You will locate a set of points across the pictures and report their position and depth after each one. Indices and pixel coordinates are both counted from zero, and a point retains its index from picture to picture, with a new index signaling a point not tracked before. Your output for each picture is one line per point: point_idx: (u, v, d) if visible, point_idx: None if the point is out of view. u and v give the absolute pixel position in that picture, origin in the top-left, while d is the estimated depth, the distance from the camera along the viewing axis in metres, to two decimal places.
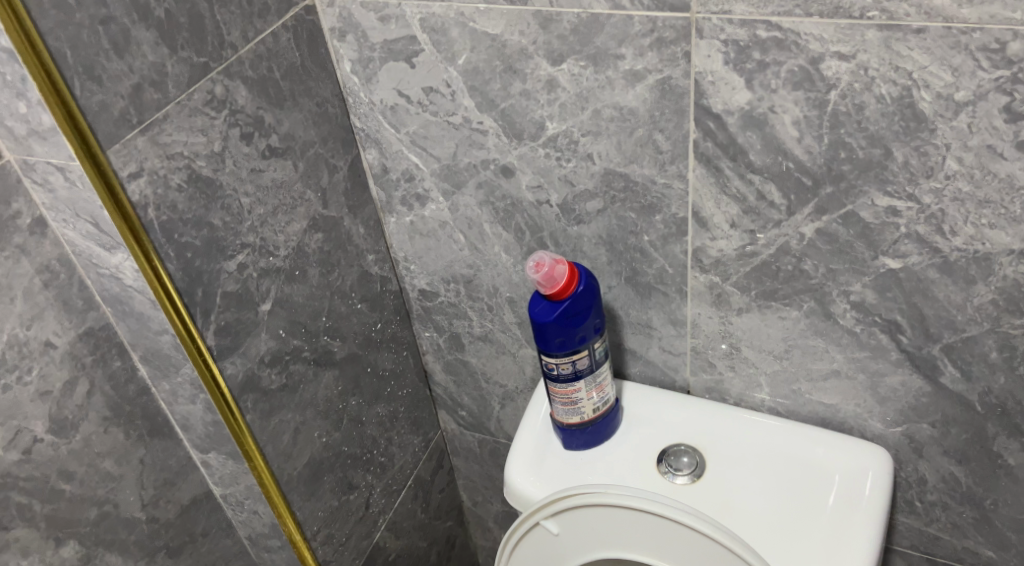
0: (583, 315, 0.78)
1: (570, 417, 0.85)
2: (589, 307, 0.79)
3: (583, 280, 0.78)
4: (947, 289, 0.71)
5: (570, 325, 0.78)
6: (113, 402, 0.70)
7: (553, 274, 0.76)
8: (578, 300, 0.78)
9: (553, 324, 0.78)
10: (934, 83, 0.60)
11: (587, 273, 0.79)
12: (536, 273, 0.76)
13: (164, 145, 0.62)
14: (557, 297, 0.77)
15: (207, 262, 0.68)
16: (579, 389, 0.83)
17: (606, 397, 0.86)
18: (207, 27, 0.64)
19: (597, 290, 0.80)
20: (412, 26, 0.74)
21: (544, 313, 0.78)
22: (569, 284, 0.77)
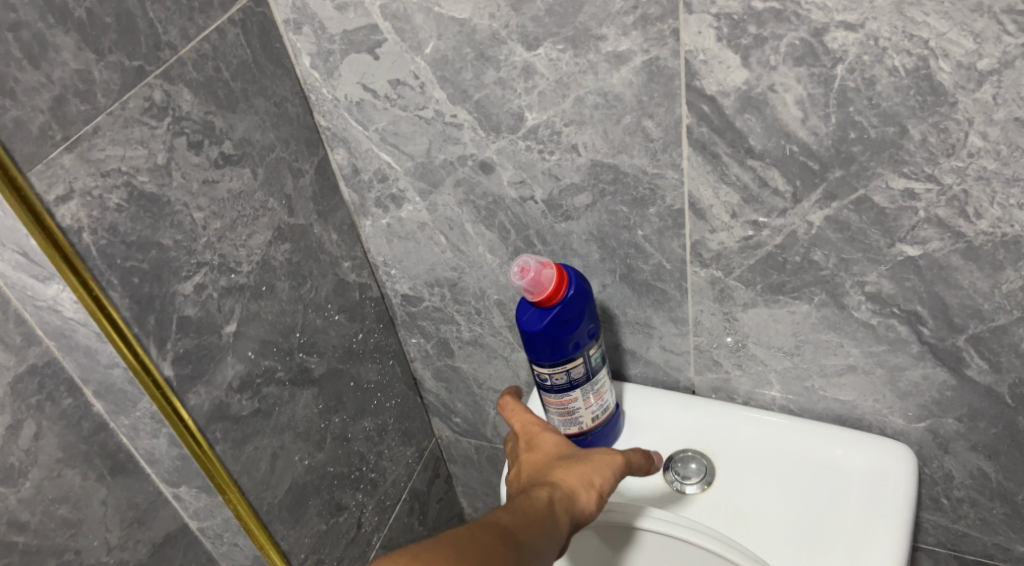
0: (575, 321, 0.72)
1: (568, 429, 0.79)
2: (582, 313, 0.73)
3: (573, 284, 0.72)
4: (973, 276, 0.64)
5: (561, 333, 0.72)
6: (66, 442, 0.64)
7: (541, 279, 0.70)
8: (569, 306, 0.72)
9: (543, 332, 0.72)
10: (954, 52, 0.54)
11: (580, 277, 0.74)
12: (521, 278, 0.70)
13: (96, 161, 0.56)
14: (546, 303, 0.71)
15: (158, 285, 0.62)
16: (575, 398, 0.76)
17: (605, 406, 0.79)
18: (140, 27, 0.58)
19: (590, 294, 0.74)
20: (373, 14, 0.68)
21: (532, 322, 0.72)
22: (558, 289, 0.71)
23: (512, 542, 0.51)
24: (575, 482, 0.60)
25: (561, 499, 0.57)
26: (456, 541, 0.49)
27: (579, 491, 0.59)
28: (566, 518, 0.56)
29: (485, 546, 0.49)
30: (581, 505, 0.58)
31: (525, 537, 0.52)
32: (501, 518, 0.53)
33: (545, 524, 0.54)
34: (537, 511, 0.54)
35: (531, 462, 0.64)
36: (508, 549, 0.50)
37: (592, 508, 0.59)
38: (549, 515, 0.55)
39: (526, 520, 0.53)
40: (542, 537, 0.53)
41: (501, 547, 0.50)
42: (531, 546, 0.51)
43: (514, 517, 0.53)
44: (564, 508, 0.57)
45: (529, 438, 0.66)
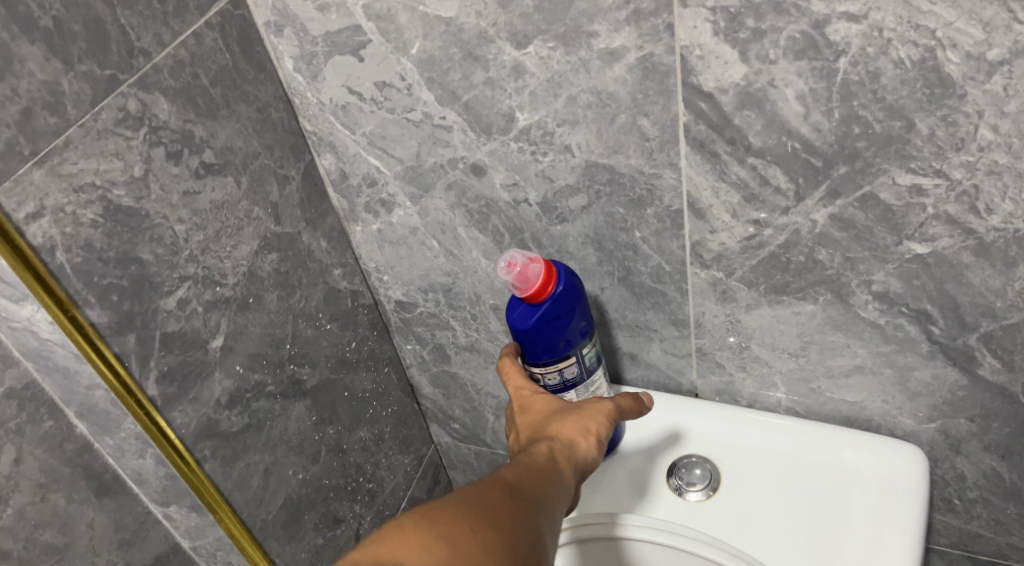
0: (565, 318, 0.70)
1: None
2: (572, 310, 0.70)
3: (563, 279, 0.69)
4: (985, 273, 0.62)
5: (551, 331, 0.70)
6: (48, 466, 0.61)
7: (527, 273, 0.68)
8: (559, 303, 0.69)
9: (532, 330, 0.69)
10: (962, 42, 0.51)
11: (572, 273, 0.71)
12: (507, 274, 0.68)
13: (68, 176, 0.54)
14: (534, 299, 0.69)
15: (139, 302, 0.60)
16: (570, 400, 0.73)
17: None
18: (111, 34, 0.55)
19: (581, 291, 0.71)
20: (356, 14, 0.65)
21: (522, 319, 0.70)
22: (546, 285, 0.68)
23: (519, 493, 0.51)
24: (573, 432, 0.62)
25: (561, 450, 0.59)
26: (462, 495, 0.50)
27: (578, 440, 0.61)
28: (568, 466, 0.58)
29: (493, 497, 0.50)
30: (581, 453, 0.60)
31: (530, 488, 0.53)
32: (504, 473, 0.53)
33: (551, 472, 0.56)
34: (541, 462, 0.56)
35: (527, 421, 0.65)
36: (515, 499, 0.51)
37: (592, 456, 0.61)
38: (551, 466, 0.57)
39: (530, 474, 0.54)
40: (548, 487, 0.54)
41: (509, 498, 0.50)
42: (538, 496, 0.53)
43: (517, 472, 0.54)
44: (567, 457, 0.59)
45: (522, 401, 0.68)
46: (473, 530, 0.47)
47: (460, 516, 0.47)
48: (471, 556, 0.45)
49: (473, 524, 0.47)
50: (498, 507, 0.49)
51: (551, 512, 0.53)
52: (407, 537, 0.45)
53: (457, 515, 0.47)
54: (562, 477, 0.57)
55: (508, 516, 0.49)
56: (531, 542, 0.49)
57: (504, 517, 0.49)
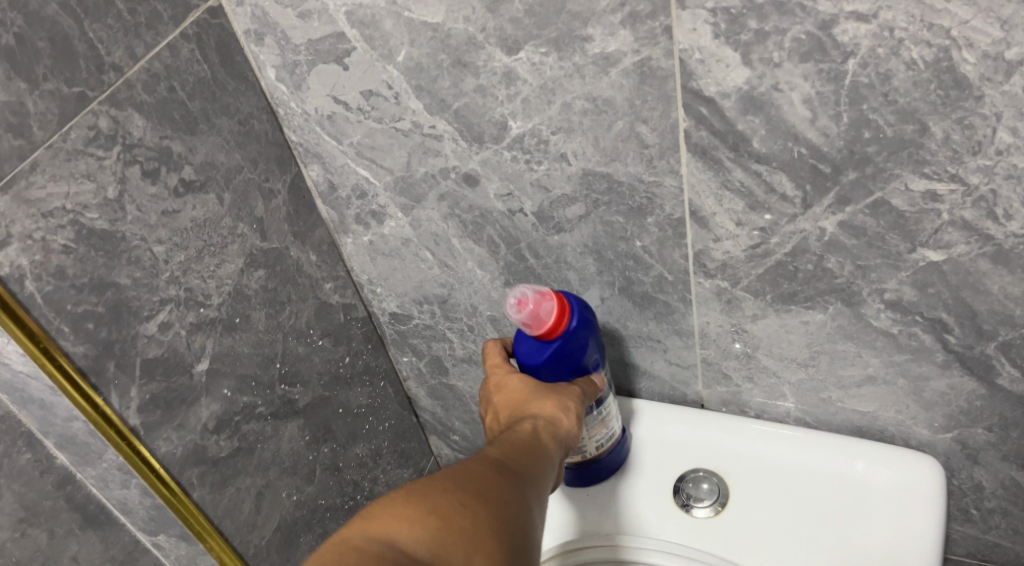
0: (578, 354, 0.66)
1: (573, 458, 0.75)
2: (585, 346, 0.67)
3: (576, 314, 0.66)
4: (1003, 281, 0.59)
5: (565, 368, 0.66)
6: (28, 500, 0.59)
7: (541, 311, 0.64)
8: (572, 339, 0.66)
9: (543, 367, 0.65)
10: (978, 41, 0.48)
11: (582, 306, 0.68)
12: (520, 312, 0.64)
13: (35, 201, 0.51)
14: (547, 337, 0.65)
15: (117, 329, 0.57)
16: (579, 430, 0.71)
17: (609, 433, 0.74)
18: (79, 50, 0.53)
19: (592, 325, 0.68)
20: (339, 21, 0.62)
21: (532, 356, 0.66)
22: (560, 322, 0.65)
23: (505, 469, 0.52)
24: (552, 409, 0.62)
25: (543, 427, 0.59)
26: (450, 472, 0.50)
27: (558, 417, 0.61)
28: (552, 442, 0.58)
29: (480, 473, 0.51)
30: (563, 430, 0.61)
31: (516, 464, 0.53)
32: (491, 453, 0.54)
33: (534, 449, 0.56)
34: (525, 440, 0.57)
35: (505, 400, 0.64)
36: (502, 473, 0.51)
37: (572, 431, 0.62)
38: (536, 442, 0.57)
39: (516, 451, 0.55)
40: (535, 462, 0.55)
41: (496, 473, 0.51)
42: (525, 470, 0.53)
43: (502, 449, 0.55)
44: (548, 435, 0.59)
45: (498, 379, 0.66)
46: (463, 503, 0.48)
47: (449, 492, 0.48)
48: (463, 528, 0.46)
49: (462, 499, 0.48)
50: (486, 481, 0.50)
51: (539, 487, 0.53)
52: (397, 514, 0.46)
53: (446, 490, 0.48)
54: (548, 453, 0.57)
55: (496, 490, 0.50)
56: (520, 514, 0.49)
57: (492, 491, 0.49)
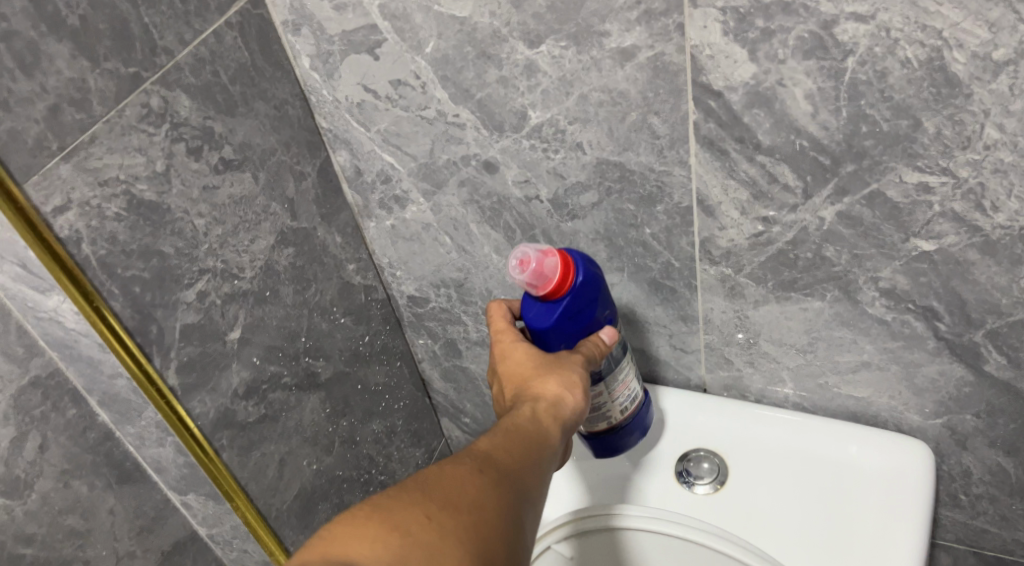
0: (587, 310, 0.67)
1: (597, 425, 0.76)
2: (594, 301, 0.68)
3: (581, 270, 0.67)
4: (990, 271, 0.63)
5: (574, 325, 0.67)
6: (72, 454, 0.63)
7: (544, 268, 0.65)
8: (579, 295, 0.67)
9: (553, 328, 0.67)
10: (968, 42, 0.52)
11: (588, 262, 0.69)
12: (521, 271, 0.65)
13: (94, 170, 0.55)
14: (553, 295, 0.66)
15: (161, 295, 0.62)
16: (601, 390, 0.72)
17: (632, 395, 0.76)
18: (135, 34, 0.57)
19: (599, 279, 0.69)
20: (372, 13, 0.66)
21: (542, 319, 0.67)
22: (564, 278, 0.66)
23: (490, 470, 0.51)
24: (556, 388, 0.61)
25: (547, 408, 0.59)
26: (427, 478, 0.50)
27: (562, 397, 0.60)
28: (554, 426, 0.58)
29: (459, 477, 0.50)
30: (567, 409, 0.60)
31: (505, 462, 0.53)
32: (482, 448, 0.53)
33: (533, 439, 0.56)
34: (523, 432, 0.56)
35: (511, 370, 0.65)
36: (485, 477, 0.51)
37: (579, 409, 0.61)
38: (534, 432, 0.57)
39: (509, 445, 0.54)
40: (528, 456, 0.54)
41: (479, 476, 0.51)
42: (515, 468, 0.53)
43: (495, 444, 0.54)
44: (551, 417, 0.59)
45: (504, 344, 0.67)
46: (428, 518, 0.47)
47: (417, 505, 0.48)
48: (425, 546, 0.46)
49: (428, 513, 0.47)
50: (462, 488, 0.49)
51: (529, 484, 0.53)
52: (357, 533, 0.46)
53: (413, 504, 0.48)
54: (547, 442, 0.57)
55: (472, 499, 0.49)
56: (495, 527, 0.49)
57: (465, 500, 0.49)
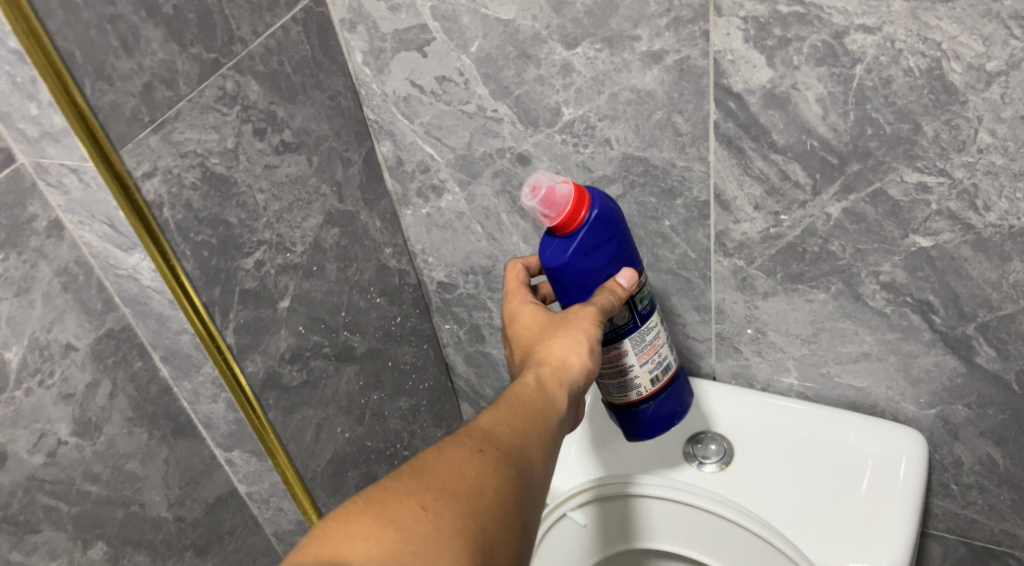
0: (604, 247, 0.67)
1: (627, 395, 0.75)
2: (611, 238, 0.67)
3: (597, 204, 0.66)
4: (982, 267, 0.69)
5: (589, 261, 0.66)
6: (136, 403, 0.69)
7: (556, 197, 0.65)
8: (594, 230, 0.66)
9: (568, 265, 0.66)
10: (965, 54, 0.58)
11: (607, 197, 0.68)
12: (533, 198, 0.65)
13: (176, 143, 0.61)
14: (566, 228, 0.66)
15: (225, 260, 0.68)
16: (628, 351, 0.71)
17: (663, 363, 0.75)
18: (216, 22, 0.63)
19: (618, 217, 0.68)
20: (424, 14, 0.73)
21: (556, 254, 0.67)
22: (576, 210, 0.65)
23: (489, 450, 0.52)
24: (561, 352, 0.62)
25: (550, 374, 0.60)
26: (423, 464, 0.50)
27: (567, 361, 0.62)
28: (558, 392, 0.59)
29: (458, 460, 0.50)
30: (572, 372, 0.61)
31: (504, 435, 0.54)
32: (483, 421, 0.54)
33: (535, 406, 0.57)
34: (525, 399, 0.57)
35: (525, 333, 0.67)
36: (484, 457, 0.51)
37: (583, 372, 0.62)
38: (537, 399, 0.58)
39: (509, 421, 0.55)
40: (529, 428, 0.55)
41: (479, 457, 0.51)
42: (514, 440, 0.54)
43: (495, 420, 0.55)
44: (556, 382, 0.60)
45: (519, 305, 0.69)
46: (426, 507, 0.47)
47: (413, 495, 0.47)
48: (424, 537, 0.45)
49: (426, 503, 0.47)
50: (460, 472, 0.49)
51: (527, 460, 0.53)
52: (354, 531, 0.45)
53: (409, 494, 0.47)
54: (549, 415, 0.57)
55: (471, 482, 0.49)
56: (496, 510, 0.49)
57: (463, 485, 0.49)
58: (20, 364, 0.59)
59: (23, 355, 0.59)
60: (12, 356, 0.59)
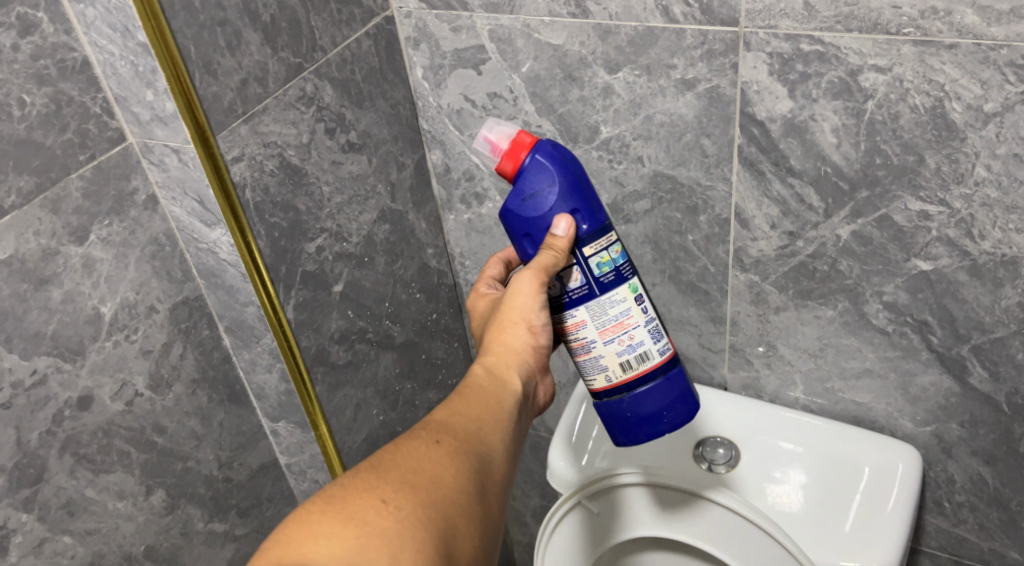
0: (542, 195, 0.64)
1: (595, 381, 0.69)
2: (553, 186, 0.63)
3: (538, 149, 0.64)
4: (977, 291, 0.75)
5: (527, 207, 0.64)
6: (201, 367, 0.77)
7: (498, 139, 0.65)
8: (532, 176, 0.64)
9: (509, 213, 0.65)
10: (965, 95, 0.65)
11: (562, 144, 0.65)
12: (482, 140, 0.66)
13: (262, 134, 0.70)
14: (508, 171, 0.65)
15: (291, 242, 0.76)
16: (584, 323, 0.67)
17: (638, 349, 0.67)
18: (303, 31, 0.72)
19: (570, 167, 0.64)
20: (481, 36, 0.81)
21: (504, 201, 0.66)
22: (517, 154, 0.64)
23: (445, 439, 0.56)
24: (504, 336, 0.65)
25: (497, 360, 0.65)
26: (383, 461, 0.54)
27: (513, 344, 0.65)
28: (509, 375, 0.64)
29: (417, 453, 0.54)
30: (520, 351, 0.65)
31: (456, 422, 0.58)
32: (437, 413, 0.59)
33: (482, 391, 0.62)
34: (473, 388, 0.62)
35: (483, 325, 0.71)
36: (440, 447, 0.55)
37: (528, 351, 0.66)
38: (487, 385, 0.62)
39: (463, 410, 0.59)
40: (481, 412, 0.60)
41: (436, 447, 0.55)
42: (468, 427, 0.58)
43: (450, 411, 0.59)
44: (505, 366, 0.64)
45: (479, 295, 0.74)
46: (385, 501, 0.50)
47: (373, 490, 0.51)
48: (385, 530, 0.49)
49: (385, 497, 0.51)
50: (418, 464, 0.53)
51: (482, 442, 0.58)
52: (317, 532, 0.49)
53: (369, 490, 0.51)
54: (503, 397, 0.62)
55: (429, 472, 0.53)
56: (456, 497, 0.52)
57: (421, 476, 0.53)
58: (112, 319, 0.67)
59: (115, 311, 0.67)
60: (106, 310, 0.66)
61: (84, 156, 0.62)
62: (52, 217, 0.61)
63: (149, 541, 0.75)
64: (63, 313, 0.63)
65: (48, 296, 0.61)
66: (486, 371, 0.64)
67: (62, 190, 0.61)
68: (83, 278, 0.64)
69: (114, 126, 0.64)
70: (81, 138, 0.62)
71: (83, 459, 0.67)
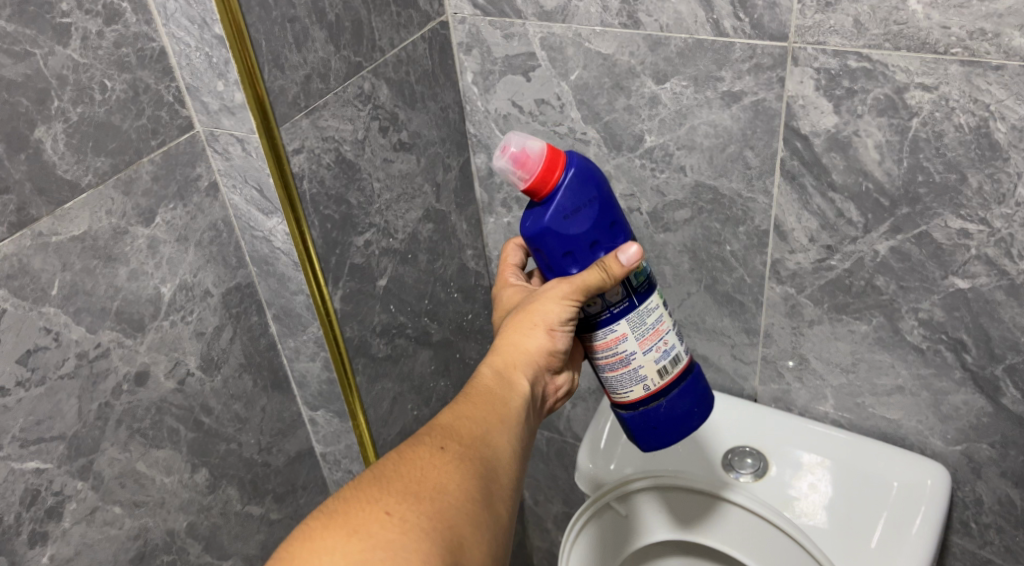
0: (588, 213, 0.64)
1: (633, 392, 0.69)
2: (593, 200, 0.64)
3: (570, 166, 0.64)
4: (1013, 311, 0.76)
5: (572, 227, 0.64)
6: (248, 352, 0.79)
7: (527, 156, 0.63)
8: (570, 194, 0.63)
9: (549, 232, 0.64)
10: (1010, 116, 0.66)
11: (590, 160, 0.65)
12: (504, 159, 0.63)
13: (321, 128, 0.72)
14: (541, 190, 0.63)
15: (342, 235, 0.78)
16: (624, 336, 0.67)
17: (671, 354, 0.69)
18: (364, 32, 0.75)
19: (600, 176, 0.65)
20: (533, 43, 0.84)
21: (536, 221, 0.64)
22: (551, 172, 0.63)
23: (450, 446, 0.58)
24: (524, 337, 0.68)
25: (509, 364, 0.67)
26: (387, 471, 0.55)
27: (531, 346, 0.68)
28: (517, 378, 0.67)
29: (420, 461, 0.56)
30: (536, 355, 0.68)
31: (463, 430, 0.60)
32: (443, 417, 0.61)
33: (489, 393, 0.64)
34: (484, 390, 0.64)
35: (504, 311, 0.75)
36: (445, 454, 0.57)
37: (545, 354, 0.68)
38: (496, 390, 0.65)
39: (469, 413, 0.62)
40: (489, 416, 0.62)
41: (441, 455, 0.57)
42: (475, 431, 0.60)
43: (455, 416, 0.61)
44: (516, 369, 0.67)
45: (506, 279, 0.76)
46: (389, 513, 0.52)
47: (376, 502, 0.53)
48: (388, 540, 0.51)
49: (389, 508, 0.52)
50: (422, 474, 0.55)
51: (486, 446, 0.60)
52: (320, 547, 0.50)
53: (371, 502, 0.53)
54: (510, 398, 0.65)
55: (432, 481, 0.55)
56: (459, 504, 0.54)
57: (425, 486, 0.55)
58: (170, 299, 0.70)
59: (173, 292, 0.70)
60: (166, 291, 0.69)
61: (155, 142, 0.65)
62: (124, 198, 0.63)
63: (191, 519, 0.77)
64: (127, 291, 0.66)
65: (114, 273, 0.64)
66: (494, 374, 0.66)
67: (134, 172, 0.64)
68: (147, 258, 0.67)
69: (183, 114, 0.67)
70: (154, 124, 0.65)
71: (137, 432, 0.69)
